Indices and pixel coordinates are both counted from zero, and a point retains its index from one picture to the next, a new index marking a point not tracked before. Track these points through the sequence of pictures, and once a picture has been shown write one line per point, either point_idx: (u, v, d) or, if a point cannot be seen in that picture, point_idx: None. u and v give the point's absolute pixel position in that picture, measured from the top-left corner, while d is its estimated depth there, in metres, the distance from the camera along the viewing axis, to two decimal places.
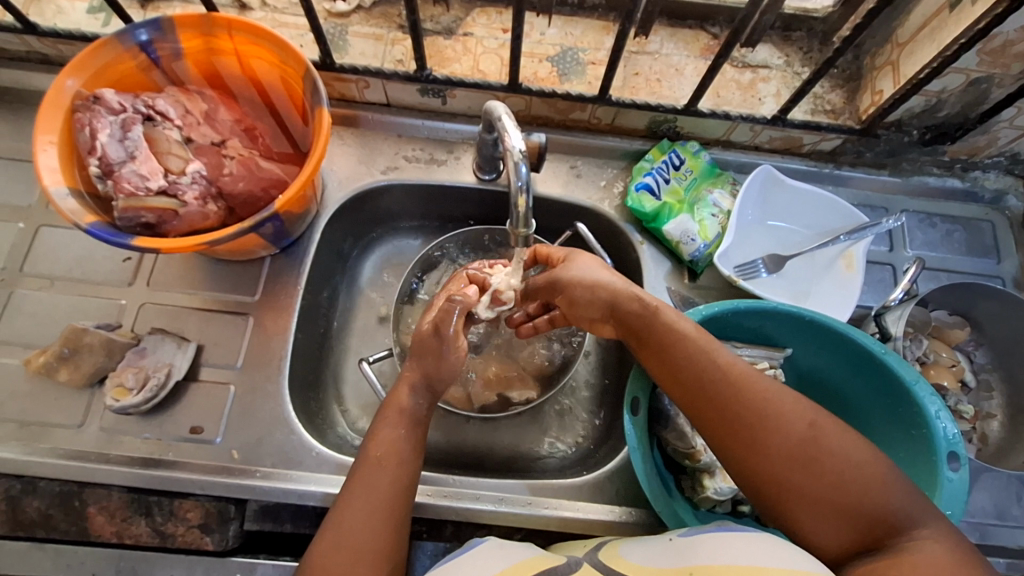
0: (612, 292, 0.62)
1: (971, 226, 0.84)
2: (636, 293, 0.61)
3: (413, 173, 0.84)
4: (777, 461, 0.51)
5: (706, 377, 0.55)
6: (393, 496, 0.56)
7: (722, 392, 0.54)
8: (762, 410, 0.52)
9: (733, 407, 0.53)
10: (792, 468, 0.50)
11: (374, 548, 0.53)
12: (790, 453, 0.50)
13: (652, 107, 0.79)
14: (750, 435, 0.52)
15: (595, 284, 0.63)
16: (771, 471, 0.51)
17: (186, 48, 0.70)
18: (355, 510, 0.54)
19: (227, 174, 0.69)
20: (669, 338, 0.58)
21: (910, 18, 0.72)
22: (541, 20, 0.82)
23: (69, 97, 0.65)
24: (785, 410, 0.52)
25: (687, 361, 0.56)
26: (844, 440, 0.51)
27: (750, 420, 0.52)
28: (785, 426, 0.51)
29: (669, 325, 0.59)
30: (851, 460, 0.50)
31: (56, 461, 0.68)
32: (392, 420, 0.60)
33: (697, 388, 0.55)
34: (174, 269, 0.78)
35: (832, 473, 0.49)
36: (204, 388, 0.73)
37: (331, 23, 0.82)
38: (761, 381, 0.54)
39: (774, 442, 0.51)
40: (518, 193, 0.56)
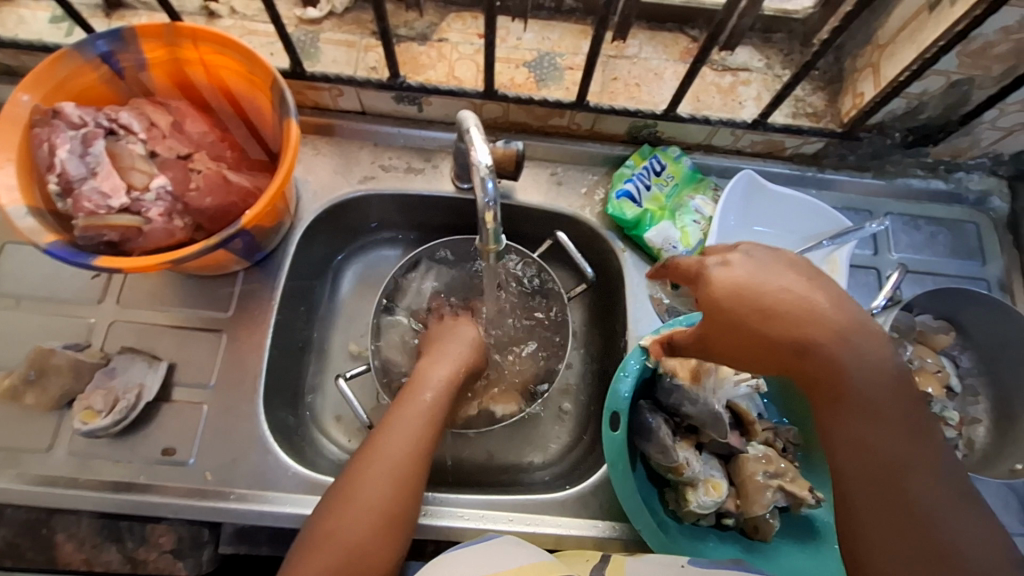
0: (773, 311, 0.48)
1: (956, 228, 0.83)
2: (810, 311, 0.48)
3: (390, 183, 0.82)
4: (885, 525, 0.46)
5: (853, 416, 0.47)
6: (407, 462, 0.57)
7: (863, 437, 0.47)
8: (894, 469, 0.47)
9: (868, 456, 0.47)
10: (903, 535, 0.46)
11: (376, 516, 0.55)
12: (881, 491, 0.47)
13: (631, 113, 0.77)
14: (850, 455, 0.48)
15: (765, 310, 0.48)
16: (877, 533, 0.46)
17: (149, 58, 0.68)
18: (370, 475, 0.56)
19: (193, 189, 0.67)
20: (832, 358, 0.47)
21: (889, 19, 0.71)
22: (516, 25, 0.80)
23: (26, 111, 0.62)
24: (916, 475, 0.47)
25: (845, 389, 0.47)
26: (965, 524, 0.46)
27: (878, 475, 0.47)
28: (915, 491, 0.46)
29: (812, 330, 0.47)
30: (965, 549, 0.45)
31: (23, 487, 0.66)
32: (415, 393, 0.62)
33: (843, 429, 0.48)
34: (144, 286, 0.76)
35: (939, 556, 0.45)
36: (177, 409, 0.71)
37: (302, 30, 0.80)
38: (903, 437, 0.47)
39: (895, 505, 0.46)
40: (484, 208, 0.55)
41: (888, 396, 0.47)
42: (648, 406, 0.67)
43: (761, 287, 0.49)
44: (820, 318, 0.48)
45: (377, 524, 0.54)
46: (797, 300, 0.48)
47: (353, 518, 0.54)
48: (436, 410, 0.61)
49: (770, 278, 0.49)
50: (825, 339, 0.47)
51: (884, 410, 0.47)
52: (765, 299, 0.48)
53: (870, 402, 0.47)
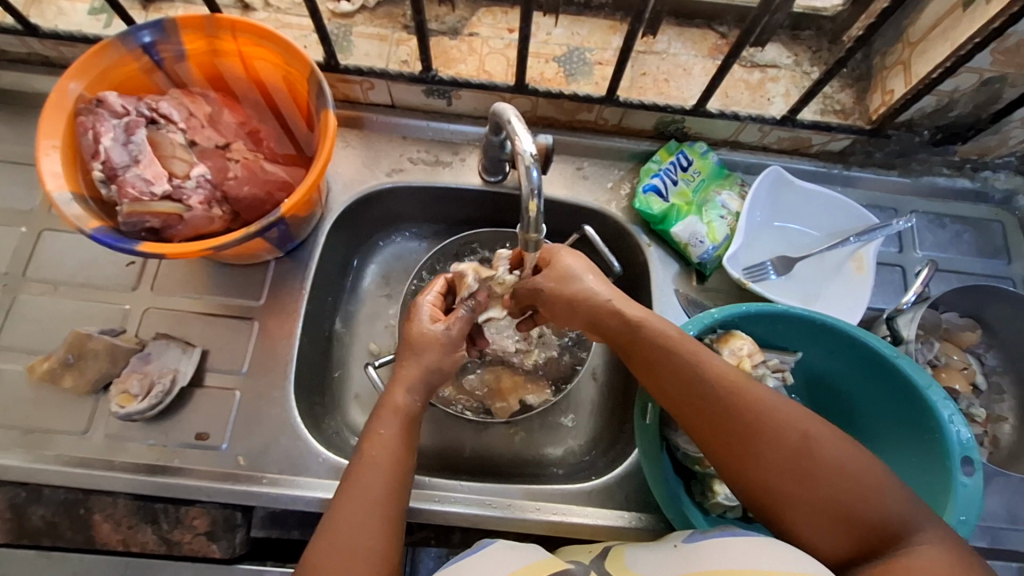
0: (602, 304, 0.61)
1: (981, 227, 0.83)
2: (617, 308, 0.61)
3: (418, 175, 0.83)
4: (771, 467, 0.50)
5: (700, 395, 0.54)
6: (388, 489, 0.55)
7: (717, 407, 0.53)
8: (755, 419, 0.52)
9: (727, 421, 0.52)
10: (787, 475, 0.50)
11: (370, 549, 0.51)
12: (784, 465, 0.50)
13: (660, 108, 0.78)
14: (744, 445, 0.51)
15: (586, 296, 0.62)
16: (765, 477, 0.50)
17: (189, 49, 0.69)
18: (350, 513, 0.52)
19: (231, 177, 0.69)
20: (661, 353, 0.57)
21: (921, 17, 0.71)
22: (547, 20, 0.81)
23: (71, 100, 0.64)
24: (778, 416, 0.51)
25: (683, 377, 0.55)
26: (838, 447, 0.50)
27: (742, 433, 0.52)
28: (777, 436, 0.50)
29: (661, 334, 0.58)
30: (847, 468, 0.49)
31: (61, 468, 0.67)
32: (389, 419, 0.59)
33: (697, 410, 0.54)
34: (177, 273, 0.77)
35: (825, 482, 0.48)
36: (210, 394, 0.72)
37: (335, 23, 0.81)
38: (755, 389, 0.53)
39: (768, 451, 0.50)
40: (529, 197, 0.55)
41: (725, 367, 0.55)
42: None
43: (581, 279, 0.63)
44: (636, 319, 0.59)
45: (370, 559, 0.51)
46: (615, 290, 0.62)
47: (341, 556, 0.50)
48: (411, 430, 0.60)
49: (596, 277, 0.63)
50: (650, 339, 0.58)
51: (727, 377, 0.54)
52: (575, 288, 0.63)
53: (751, 395, 0.53)
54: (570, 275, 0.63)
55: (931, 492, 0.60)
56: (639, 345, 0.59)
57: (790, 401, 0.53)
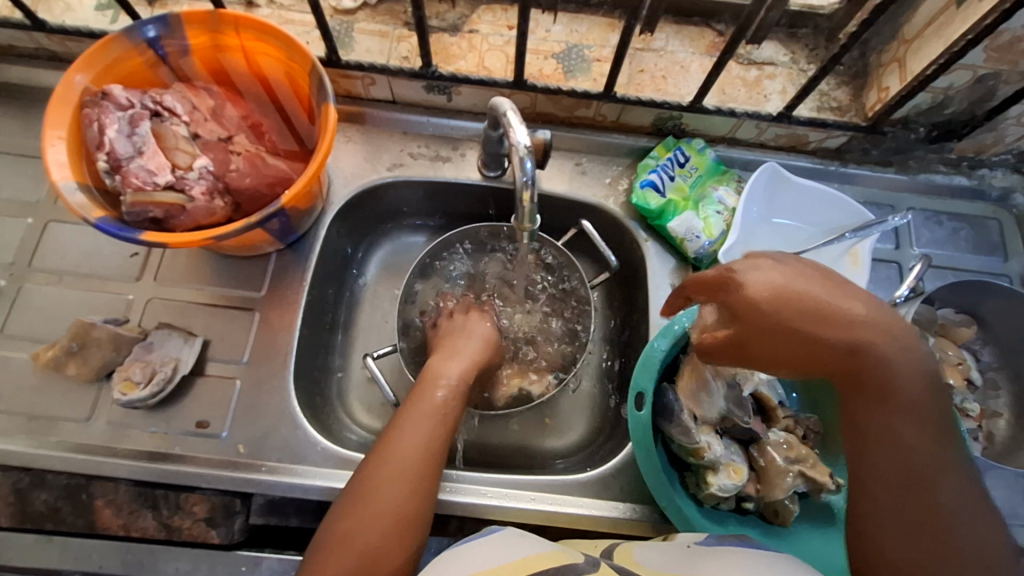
0: (764, 283, 0.48)
1: (978, 224, 0.84)
2: (787, 294, 0.47)
3: (417, 170, 0.84)
4: (900, 526, 0.46)
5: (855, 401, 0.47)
6: (422, 462, 0.58)
7: (912, 446, 0.47)
8: (927, 476, 0.46)
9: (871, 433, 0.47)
10: (919, 541, 0.46)
11: (395, 513, 0.55)
12: (907, 501, 0.46)
13: (657, 104, 0.79)
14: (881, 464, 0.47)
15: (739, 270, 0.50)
16: (895, 534, 0.46)
17: (192, 44, 0.70)
18: (382, 481, 0.56)
19: (233, 169, 0.70)
20: (869, 369, 0.47)
21: (916, 15, 0.72)
22: (546, 17, 0.82)
23: (77, 92, 0.65)
24: (941, 481, 0.46)
25: (896, 402, 0.47)
26: (981, 525, 0.46)
27: (907, 483, 0.46)
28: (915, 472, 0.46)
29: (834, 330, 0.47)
30: (984, 551, 0.45)
31: (64, 454, 0.68)
32: (424, 403, 0.63)
33: (884, 443, 0.47)
34: (180, 264, 0.78)
35: (957, 562, 0.45)
36: (210, 383, 0.73)
37: (337, 20, 0.82)
38: (936, 441, 0.47)
39: (907, 508, 0.46)
40: (522, 188, 0.56)
41: (900, 393, 0.47)
42: (670, 390, 0.67)
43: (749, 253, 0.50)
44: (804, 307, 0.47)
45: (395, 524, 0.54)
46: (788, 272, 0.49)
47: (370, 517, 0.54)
48: (447, 415, 0.63)
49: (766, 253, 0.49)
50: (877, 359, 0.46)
51: (899, 392, 0.47)
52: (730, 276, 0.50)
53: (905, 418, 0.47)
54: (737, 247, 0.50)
55: None
56: (817, 353, 0.47)
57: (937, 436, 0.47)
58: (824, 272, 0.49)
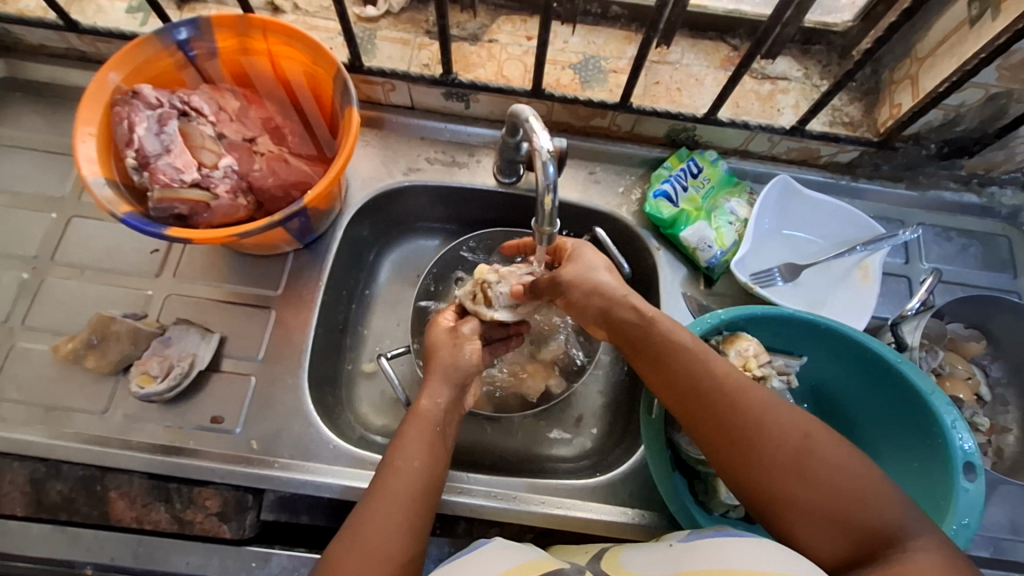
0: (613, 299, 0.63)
1: (987, 241, 0.84)
2: (633, 303, 0.62)
3: (433, 175, 0.86)
4: (771, 468, 0.51)
5: (709, 395, 0.55)
6: (415, 494, 0.56)
7: (736, 408, 0.54)
8: (766, 419, 0.53)
9: (729, 419, 0.54)
10: (785, 475, 0.51)
11: (390, 553, 0.52)
12: (783, 464, 0.51)
13: (672, 115, 0.80)
14: (747, 446, 0.52)
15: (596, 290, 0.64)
16: (764, 480, 0.51)
17: (221, 47, 0.72)
18: (375, 520, 0.53)
19: (256, 169, 0.71)
20: (672, 348, 0.58)
21: (929, 33, 0.73)
22: (565, 28, 0.84)
23: (109, 91, 0.67)
24: (780, 419, 0.53)
25: (694, 379, 0.56)
26: (833, 445, 0.51)
27: (750, 436, 0.52)
28: (778, 433, 0.52)
29: (670, 332, 0.59)
30: (847, 469, 0.50)
31: (80, 446, 0.69)
32: (418, 425, 0.60)
33: (711, 417, 0.54)
34: (199, 261, 0.80)
35: (824, 482, 0.50)
36: (226, 379, 0.74)
37: (361, 27, 0.84)
38: (757, 390, 0.55)
39: (767, 453, 0.52)
40: (544, 192, 0.56)
41: (730, 380, 0.55)
42: None
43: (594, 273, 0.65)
44: (649, 316, 0.61)
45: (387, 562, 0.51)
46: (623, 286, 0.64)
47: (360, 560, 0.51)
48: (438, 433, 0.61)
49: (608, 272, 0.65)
50: (670, 345, 0.58)
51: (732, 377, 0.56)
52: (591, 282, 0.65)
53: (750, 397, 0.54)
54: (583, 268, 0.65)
55: (933, 497, 0.61)
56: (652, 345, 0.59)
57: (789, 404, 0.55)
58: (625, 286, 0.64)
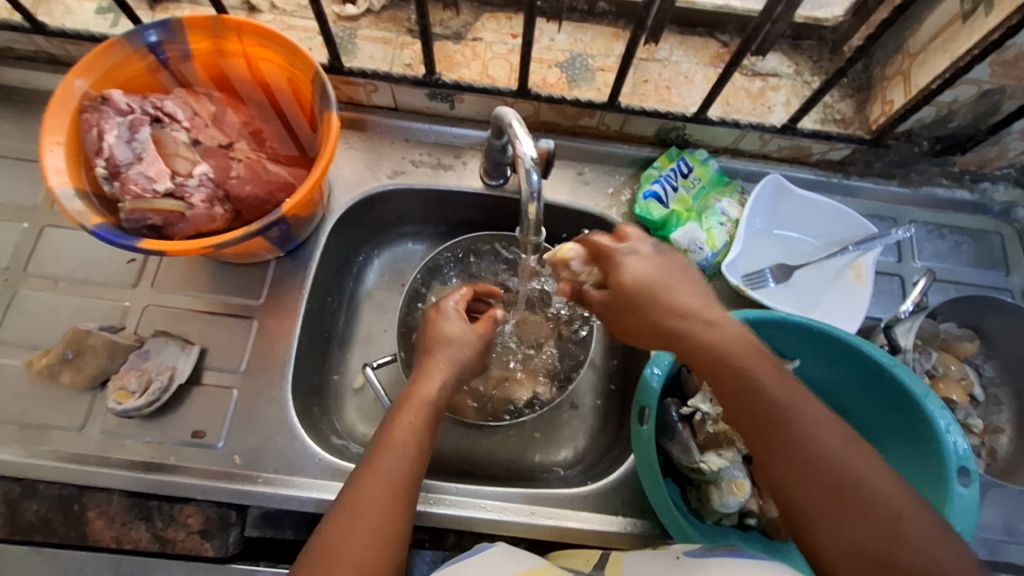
0: (676, 317, 0.54)
1: (980, 238, 0.84)
2: (700, 318, 0.53)
3: (419, 177, 0.84)
4: (818, 500, 0.46)
5: (768, 413, 0.49)
6: (408, 479, 0.55)
7: (794, 430, 0.48)
8: (828, 452, 0.47)
9: (786, 443, 0.48)
10: (821, 508, 0.46)
11: (384, 528, 0.52)
12: (836, 500, 0.46)
13: (661, 114, 0.78)
14: (799, 471, 0.47)
15: (665, 309, 0.54)
16: (809, 510, 0.47)
17: (195, 49, 0.69)
18: (369, 495, 0.53)
19: (234, 176, 0.69)
20: (729, 359, 0.51)
21: (921, 28, 0.72)
22: (550, 26, 0.82)
23: (77, 97, 0.64)
24: (846, 453, 0.47)
25: (754, 393, 0.50)
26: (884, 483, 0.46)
27: (806, 463, 0.47)
28: (839, 468, 0.46)
29: (733, 346, 0.51)
30: (907, 518, 0.45)
31: (57, 464, 0.67)
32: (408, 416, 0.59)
33: (767, 436, 0.49)
34: (177, 271, 0.77)
35: (881, 527, 0.45)
36: (207, 392, 0.72)
37: (340, 26, 0.82)
38: (826, 419, 0.48)
39: (816, 487, 0.47)
40: (529, 200, 0.55)
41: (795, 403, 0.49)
42: (673, 405, 0.68)
43: (659, 286, 0.54)
44: (711, 326, 0.53)
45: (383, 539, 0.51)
46: (697, 300, 0.54)
47: (357, 536, 0.51)
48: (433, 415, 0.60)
49: (675, 283, 0.55)
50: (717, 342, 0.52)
51: (800, 401, 0.49)
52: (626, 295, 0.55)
53: (813, 420, 0.48)
54: (643, 283, 0.54)
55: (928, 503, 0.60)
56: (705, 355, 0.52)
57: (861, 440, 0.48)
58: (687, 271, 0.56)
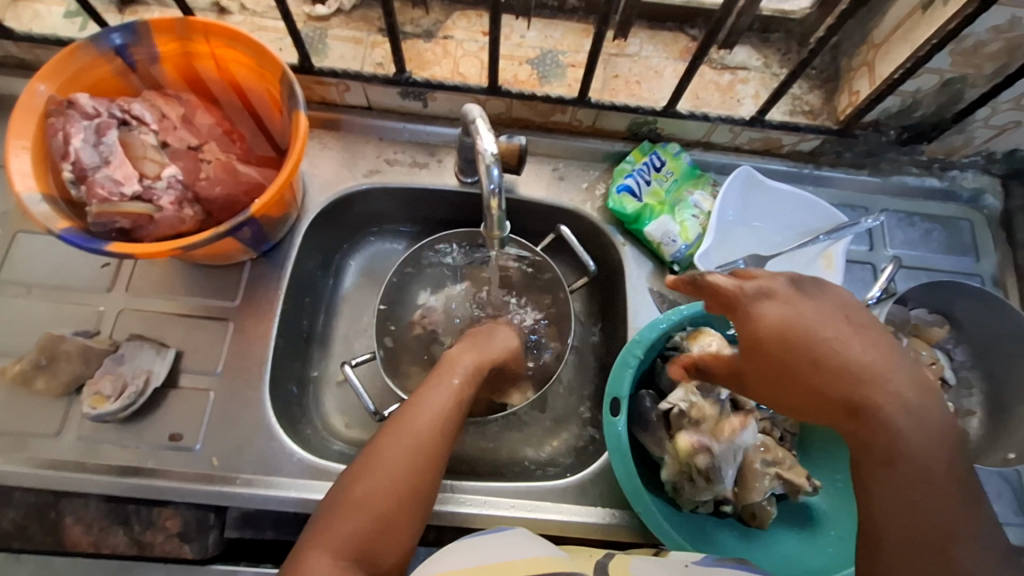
0: (814, 347, 0.47)
1: (950, 225, 0.85)
2: (844, 352, 0.47)
3: (394, 176, 0.84)
4: (908, 560, 0.43)
5: (876, 454, 0.45)
6: (428, 447, 0.57)
7: (905, 481, 0.44)
8: (929, 514, 0.44)
9: (892, 489, 0.45)
10: (908, 555, 0.44)
11: (409, 479, 0.55)
12: (925, 562, 0.43)
13: (632, 109, 0.79)
14: (888, 519, 0.45)
15: (801, 337, 0.47)
16: (888, 560, 0.44)
17: (162, 52, 0.69)
18: (399, 447, 0.56)
19: (203, 178, 0.69)
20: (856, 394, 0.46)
21: (884, 19, 0.73)
22: (520, 23, 0.83)
23: (41, 101, 0.64)
24: (950, 520, 0.44)
25: (871, 431, 0.46)
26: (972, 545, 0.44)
27: (905, 515, 0.44)
28: (935, 529, 0.43)
29: (875, 382, 0.46)
30: None
31: (33, 470, 0.67)
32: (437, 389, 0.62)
33: (871, 475, 0.46)
34: (152, 275, 0.77)
35: None
36: (184, 395, 0.72)
37: (310, 27, 0.82)
38: (947, 483, 0.44)
39: (909, 544, 0.44)
40: (489, 196, 0.56)
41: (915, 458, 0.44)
42: (647, 396, 0.68)
43: (800, 316, 0.48)
44: (863, 361, 0.46)
45: (406, 493, 0.55)
46: (846, 337, 0.48)
47: (381, 479, 0.55)
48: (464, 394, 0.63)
49: (834, 323, 0.48)
50: (843, 368, 0.46)
51: (933, 458, 0.45)
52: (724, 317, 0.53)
53: (936, 480, 0.44)
54: (790, 317, 0.48)
55: None
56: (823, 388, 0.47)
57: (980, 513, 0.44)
58: (843, 306, 0.49)
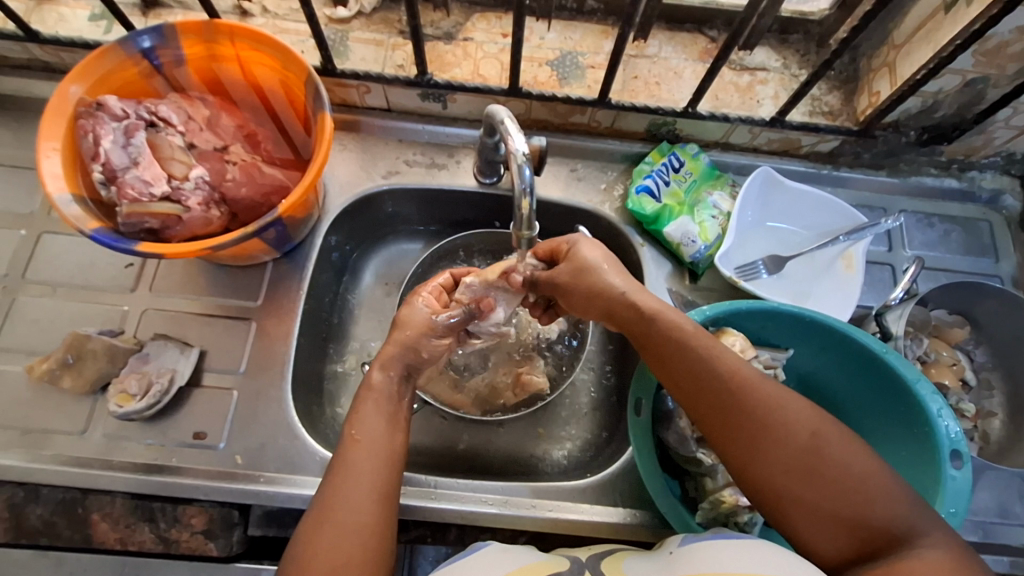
0: (615, 296, 0.61)
1: (968, 226, 0.85)
2: (632, 300, 0.60)
3: (413, 177, 0.84)
4: (775, 468, 0.50)
5: (713, 394, 0.54)
6: (372, 491, 0.52)
7: (739, 404, 0.52)
8: (773, 417, 0.51)
9: (735, 418, 0.52)
10: (779, 472, 0.50)
11: (360, 521, 0.50)
12: (790, 464, 0.50)
13: (652, 110, 0.79)
14: (749, 445, 0.51)
15: (601, 290, 0.62)
16: (765, 480, 0.50)
17: (188, 54, 0.70)
18: (343, 490, 0.52)
19: (230, 179, 0.70)
20: (673, 344, 0.57)
21: (905, 20, 0.73)
22: (540, 25, 0.83)
23: (72, 103, 0.65)
24: (789, 417, 0.51)
25: (696, 371, 0.55)
26: (845, 445, 0.50)
27: (755, 433, 0.51)
28: (784, 433, 0.51)
29: (674, 326, 0.58)
30: (852, 468, 0.49)
31: (59, 468, 0.67)
32: (372, 400, 0.59)
33: (719, 415, 0.53)
34: (176, 274, 0.78)
35: (833, 481, 0.49)
36: (207, 394, 0.73)
37: (332, 29, 0.83)
38: (766, 387, 0.53)
39: (773, 455, 0.50)
40: (521, 196, 0.56)
41: (743, 387, 0.53)
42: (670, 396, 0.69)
43: (600, 271, 0.63)
44: (652, 310, 0.59)
45: (362, 534, 0.50)
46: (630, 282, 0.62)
47: (330, 532, 0.49)
48: (392, 407, 0.60)
49: (613, 268, 0.63)
50: (662, 324, 0.58)
51: (746, 377, 0.54)
52: (595, 281, 0.63)
53: (760, 392, 0.53)
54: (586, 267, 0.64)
55: (922, 486, 0.61)
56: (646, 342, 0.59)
57: (802, 401, 0.53)
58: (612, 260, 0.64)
